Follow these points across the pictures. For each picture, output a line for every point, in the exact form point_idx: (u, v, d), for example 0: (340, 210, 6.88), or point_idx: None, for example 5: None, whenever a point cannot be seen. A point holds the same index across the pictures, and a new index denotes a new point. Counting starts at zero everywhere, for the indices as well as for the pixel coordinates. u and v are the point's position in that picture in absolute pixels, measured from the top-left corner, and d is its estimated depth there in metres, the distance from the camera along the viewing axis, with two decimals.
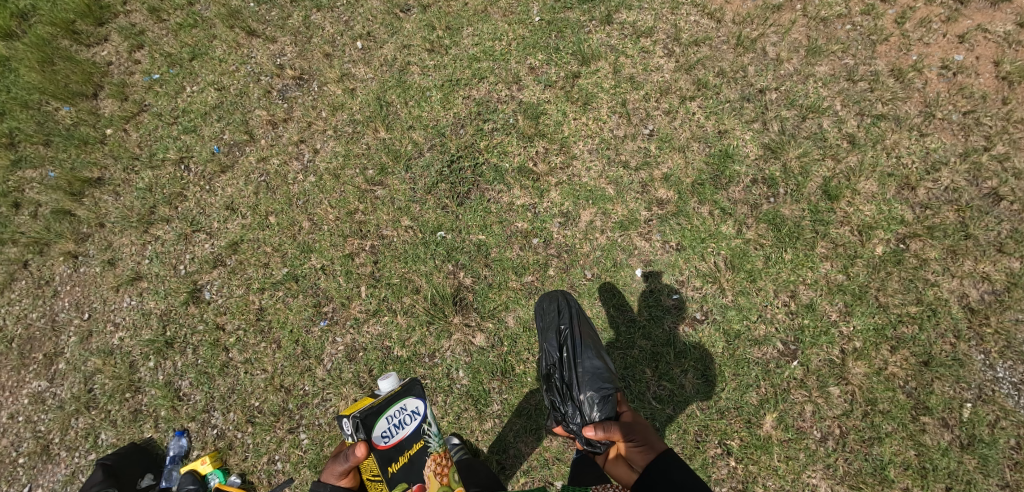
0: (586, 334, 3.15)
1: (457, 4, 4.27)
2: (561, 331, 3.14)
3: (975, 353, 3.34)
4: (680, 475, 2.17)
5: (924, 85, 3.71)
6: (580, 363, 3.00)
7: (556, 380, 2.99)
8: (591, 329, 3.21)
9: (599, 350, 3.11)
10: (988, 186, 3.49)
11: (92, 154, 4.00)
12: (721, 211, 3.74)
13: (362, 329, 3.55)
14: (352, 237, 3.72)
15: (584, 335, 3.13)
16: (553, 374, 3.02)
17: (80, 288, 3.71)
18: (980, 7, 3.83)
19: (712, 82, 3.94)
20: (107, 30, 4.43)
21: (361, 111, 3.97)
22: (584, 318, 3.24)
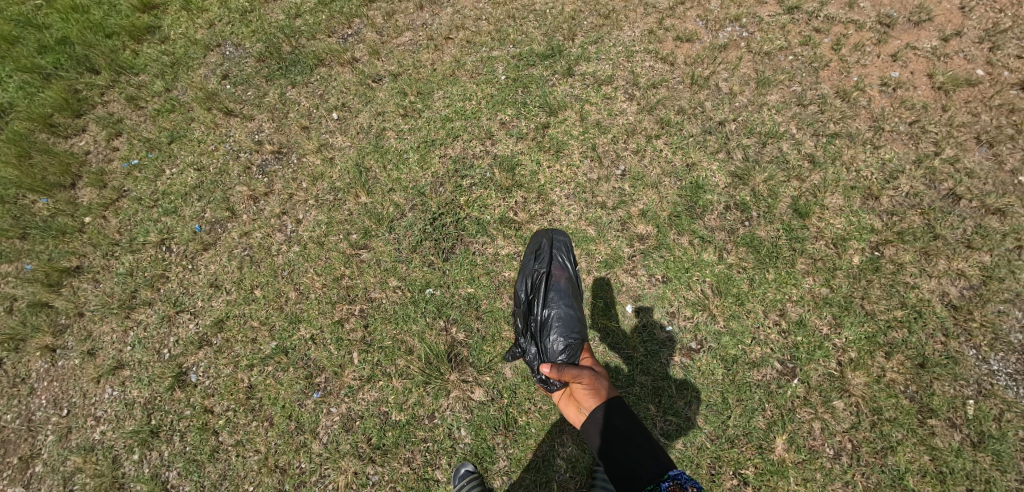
0: (563, 279, 3.49)
1: (425, 70, 4.46)
2: (539, 271, 3.51)
3: (967, 349, 3.40)
4: (626, 420, 2.56)
5: (868, 102, 3.97)
6: (551, 306, 3.38)
7: (529, 317, 3.42)
8: (569, 275, 3.53)
9: (573, 297, 3.44)
10: (946, 187, 3.66)
11: (69, 244, 3.78)
12: (700, 239, 3.85)
13: (357, 397, 3.49)
14: (341, 303, 3.71)
15: (559, 282, 3.49)
16: (527, 310, 3.44)
17: (57, 383, 3.46)
18: (906, 29, 4.17)
19: (674, 119, 4.15)
20: (85, 120, 4.22)
21: (340, 179, 4.04)
22: (564, 264, 3.56)
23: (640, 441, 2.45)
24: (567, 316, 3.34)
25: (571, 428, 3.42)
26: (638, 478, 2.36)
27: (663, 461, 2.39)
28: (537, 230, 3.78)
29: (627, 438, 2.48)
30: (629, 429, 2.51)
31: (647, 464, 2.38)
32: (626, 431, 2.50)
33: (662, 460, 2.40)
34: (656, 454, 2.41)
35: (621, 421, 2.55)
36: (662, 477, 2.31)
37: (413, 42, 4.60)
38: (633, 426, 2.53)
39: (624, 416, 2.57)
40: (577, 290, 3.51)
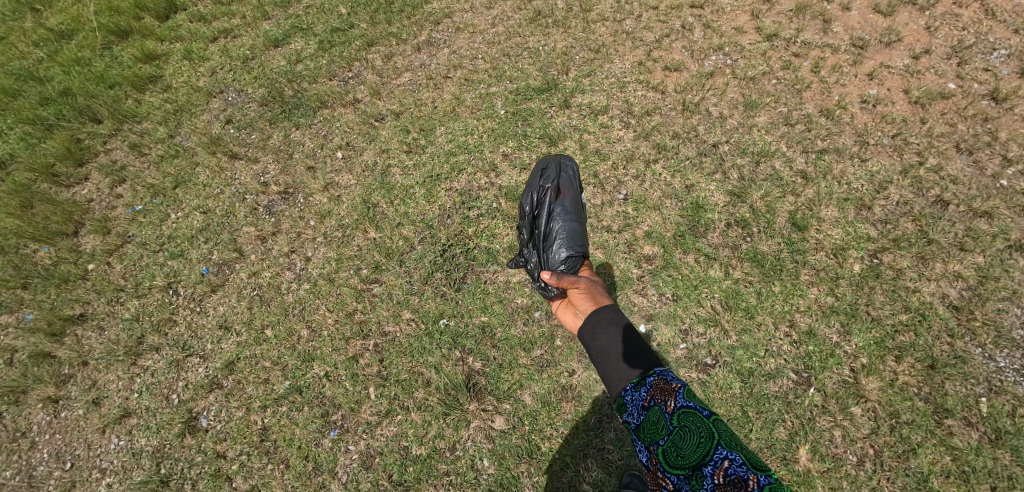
0: (568, 197, 3.60)
1: (426, 108, 4.65)
2: (545, 186, 3.61)
3: (973, 348, 3.43)
4: (614, 322, 2.61)
5: (851, 119, 4.20)
6: (555, 218, 3.49)
7: (533, 227, 3.55)
8: (573, 194, 3.64)
9: (577, 214, 3.56)
10: (933, 194, 3.84)
11: (73, 292, 3.84)
12: (705, 257, 3.89)
13: (376, 433, 3.39)
14: (354, 338, 3.65)
15: (564, 199, 3.59)
16: (531, 222, 3.56)
17: (59, 435, 3.39)
18: (878, 49, 4.50)
19: (670, 144, 4.30)
20: (88, 169, 4.43)
21: (348, 215, 4.11)
22: (569, 183, 3.65)
23: (627, 341, 2.53)
24: (570, 229, 3.46)
25: (595, 451, 3.34)
26: (622, 371, 2.48)
27: (650, 358, 2.45)
28: (547, 154, 3.90)
29: (615, 338, 2.55)
30: (616, 332, 2.57)
31: (632, 359, 2.47)
32: (614, 333, 2.57)
33: (650, 357, 2.46)
34: (642, 351, 2.48)
35: (610, 324, 2.61)
36: (647, 373, 2.41)
37: (412, 81, 4.83)
38: (623, 327, 2.59)
39: (614, 318, 2.63)
40: (581, 209, 3.62)
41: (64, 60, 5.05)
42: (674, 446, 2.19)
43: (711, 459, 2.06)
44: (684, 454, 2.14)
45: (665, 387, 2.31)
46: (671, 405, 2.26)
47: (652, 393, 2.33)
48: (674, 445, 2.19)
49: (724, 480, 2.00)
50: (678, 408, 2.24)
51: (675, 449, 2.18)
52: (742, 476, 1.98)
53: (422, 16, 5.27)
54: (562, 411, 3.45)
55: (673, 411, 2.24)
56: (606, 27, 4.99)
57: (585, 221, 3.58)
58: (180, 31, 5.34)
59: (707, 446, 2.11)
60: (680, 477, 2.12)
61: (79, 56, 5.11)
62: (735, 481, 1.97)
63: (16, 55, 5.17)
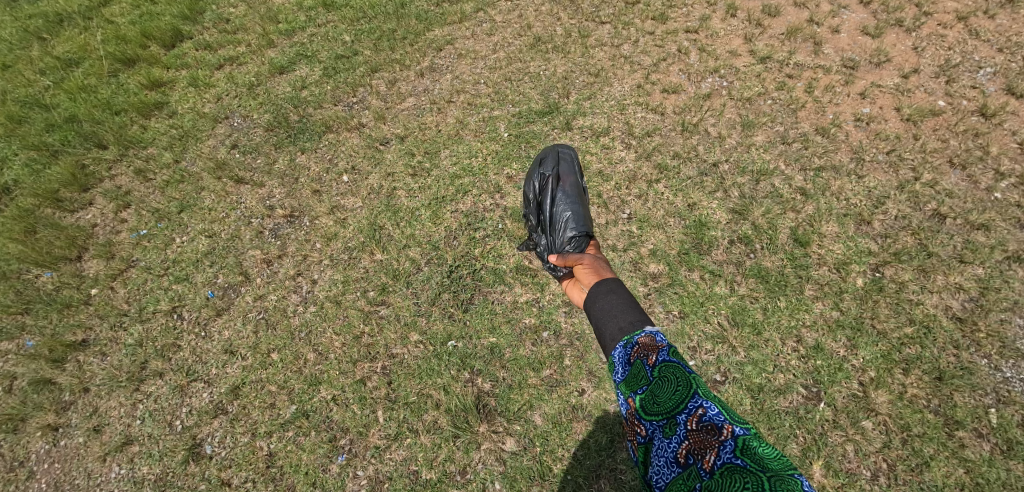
0: (569, 182, 3.74)
1: (431, 132, 4.75)
2: (545, 176, 3.79)
3: (979, 359, 3.37)
4: (611, 289, 2.65)
5: (846, 137, 4.32)
6: (557, 202, 3.61)
7: (539, 213, 3.70)
8: (575, 180, 3.77)
9: (578, 197, 3.67)
10: (930, 208, 3.91)
11: (75, 317, 3.88)
12: (710, 274, 3.85)
13: (385, 457, 3.29)
14: (362, 361, 3.60)
15: (565, 184, 3.72)
16: (537, 208, 3.72)
17: (58, 465, 3.34)
18: (868, 70, 4.67)
19: (671, 164, 4.37)
20: (92, 194, 4.56)
21: (354, 238, 4.14)
22: (568, 170, 3.80)
23: (621, 305, 2.56)
24: (572, 210, 3.55)
25: (608, 472, 3.20)
26: (613, 332, 2.49)
27: (640, 320, 2.47)
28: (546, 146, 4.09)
29: (610, 302, 2.58)
30: (614, 298, 2.60)
31: (624, 320, 2.49)
32: (610, 298, 2.60)
33: (641, 320, 2.48)
34: (635, 314, 2.51)
35: (607, 291, 2.65)
36: (635, 333, 2.40)
37: (416, 106, 4.99)
38: (619, 295, 2.61)
39: (613, 287, 2.67)
40: (583, 193, 3.73)
41: (70, 87, 5.30)
42: (651, 396, 2.15)
43: (686, 407, 2.03)
44: (661, 404, 2.11)
45: (650, 342, 2.28)
46: (653, 358, 2.23)
47: (637, 348, 2.30)
48: (652, 394, 2.16)
49: (697, 427, 1.96)
50: (660, 362, 2.21)
51: (652, 399, 2.15)
52: (717, 426, 1.94)
53: (424, 43, 5.51)
54: (573, 431, 3.32)
55: (654, 364, 2.21)
56: (604, 52, 5.18)
57: (587, 202, 3.67)
58: (186, 59, 5.62)
59: (683, 395, 2.07)
60: (654, 425, 2.09)
61: (84, 83, 5.37)
62: (708, 428, 1.93)
63: (22, 83, 5.43)
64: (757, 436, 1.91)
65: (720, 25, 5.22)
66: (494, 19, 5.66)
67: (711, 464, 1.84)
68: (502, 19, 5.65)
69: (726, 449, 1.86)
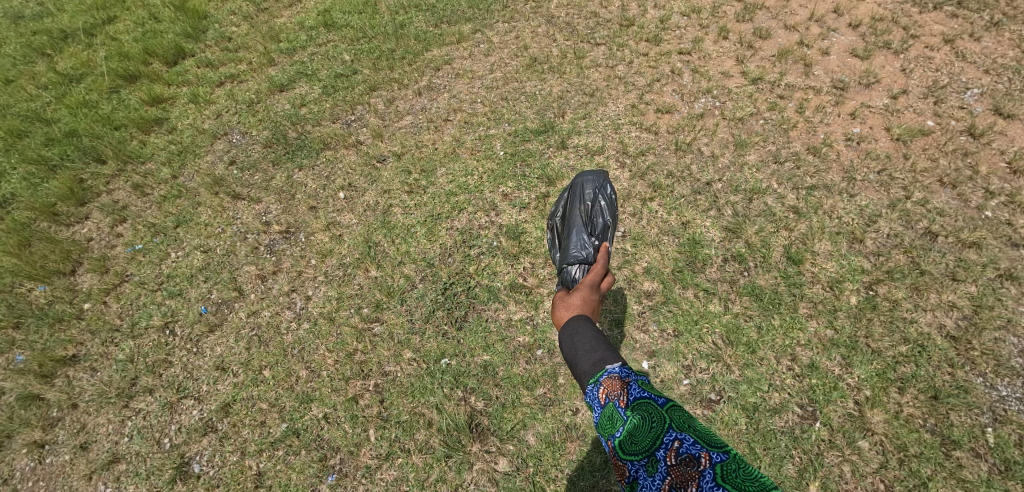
0: (577, 210, 3.23)
1: (428, 150, 4.80)
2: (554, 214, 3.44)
3: (974, 378, 3.35)
4: (575, 329, 2.25)
5: (837, 156, 4.37)
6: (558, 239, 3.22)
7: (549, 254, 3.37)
8: (586, 208, 3.22)
9: (583, 224, 3.14)
10: (922, 226, 3.93)
11: (67, 331, 3.86)
12: (704, 292, 3.85)
13: (376, 477, 3.24)
14: (355, 379, 3.57)
15: (573, 215, 3.23)
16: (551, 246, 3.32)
17: (42, 482, 3.29)
18: (858, 91, 4.75)
19: (665, 183, 4.40)
20: (89, 208, 4.59)
21: (350, 254, 4.15)
22: (572, 199, 3.32)
23: (585, 345, 2.17)
24: (572, 240, 3.03)
25: None
26: (577, 375, 2.16)
27: (605, 356, 2.13)
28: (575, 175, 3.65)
29: (571, 345, 2.21)
30: (579, 339, 2.20)
31: (588, 361, 2.14)
32: (572, 340, 2.22)
33: (606, 352, 2.16)
34: (601, 351, 2.16)
35: (573, 332, 2.25)
36: (598, 370, 2.11)
37: (414, 124, 5.04)
38: (585, 332, 2.23)
39: (581, 326, 2.26)
40: (589, 218, 3.18)
41: (71, 103, 5.36)
42: (628, 437, 1.90)
43: (662, 442, 1.83)
44: (638, 443, 1.87)
45: (617, 378, 2.04)
46: (625, 398, 1.98)
47: (604, 387, 2.03)
48: (628, 435, 1.90)
49: (676, 461, 1.77)
50: (631, 399, 1.98)
51: (628, 440, 1.90)
52: (694, 456, 1.77)
53: (422, 63, 5.60)
54: (567, 451, 3.27)
55: (627, 404, 1.96)
56: (599, 73, 5.26)
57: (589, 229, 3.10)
58: (187, 76, 5.70)
59: (659, 430, 1.87)
60: (635, 466, 1.84)
61: (86, 99, 5.44)
62: (687, 460, 1.76)
63: (24, 98, 5.50)
64: (736, 459, 1.78)
65: (712, 47, 5.32)
66: (491, 40, 5.76)
67: None
68: (499, 40, 5.76)
69: (707, 478, 1.71)
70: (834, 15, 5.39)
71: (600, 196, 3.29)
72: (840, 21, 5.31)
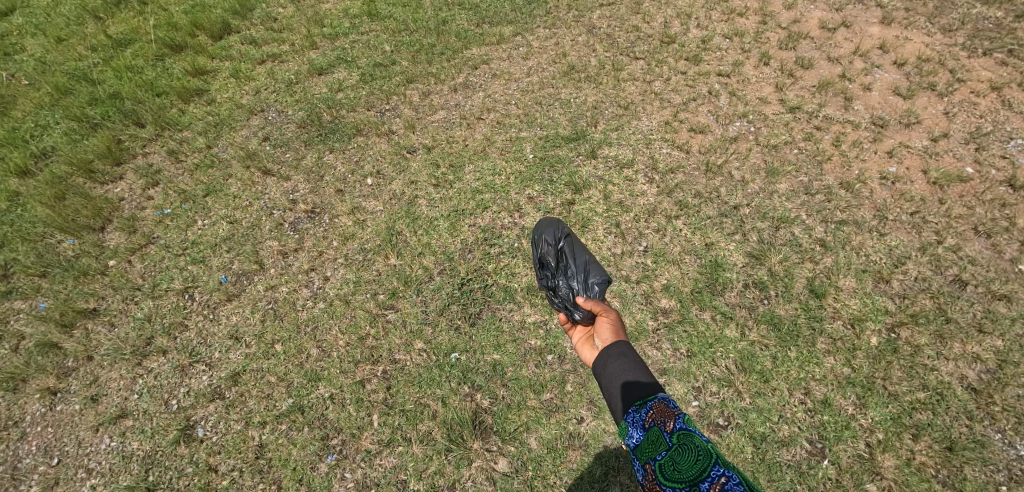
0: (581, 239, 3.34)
1: (458, 145, 4.83)
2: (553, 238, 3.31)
3: (992, 433, 3.24)
4: (622, 351, 2.27)
5: (870, 194, 4.30)
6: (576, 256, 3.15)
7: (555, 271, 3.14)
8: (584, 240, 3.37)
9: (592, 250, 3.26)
10: (952, 273, 3.84)
11: (90, 285, 3.94)
12: (721, 315, 3.79)
13: (374, 463, 3.22)
14: (364, 363, 3.58)
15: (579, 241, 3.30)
16: (561, 264, 3.16)
17: (50, 429, 3.34)
18: (898, 130, 4.68)
19: (692, 202, 4.36)
20: (124, 169, 4.69)
21: (371, 240, 4.18)
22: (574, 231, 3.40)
23: (633, 369, 2.20)
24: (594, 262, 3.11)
25: None
26: (623, 397, 2.15)
27: (654, 384, 2.15)
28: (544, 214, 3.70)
29: (619, 367, 2.22)
30: (623, 364, 2.23)
31: (637, 386, 2.14)
32: (620, 363, 2.24)
33: (653, 381, 2.16)
34: (648, 378, 2.16)
35: (617, 355, 2.27)
36: (647, 396, 2.11)
37: (447, 119, 5.09)
38: (630, 358, 2.25)
39: (624, 350, 2.29)
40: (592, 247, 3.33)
41: (118, 66, 5.51)
42: (671, 462, 1.87)
43: (707, 474, 1.74)
44: (681, 471, 1.82)
45: (667, 407, 2.03)
46: (670, 424, 1.97)
47: (652, 411, 2.03)
48: (672, 461, 1.87)
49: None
50: (677, 429, 1.95)
51: (672, 466, 1.86)
52: None
53: (461, 60, 5.65)
54: (568, 459, 3.23)
55: (672, 431, 1.95)
56: (636, 86, 5.27)
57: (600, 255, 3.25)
58: (231, 51, 5.82)
59: (705, 463, 1.78)
60: None
61: (132, 64, 5.58)
62: None
63: (73, 57, 5.66)
64: None
65: (752, 72, 5.30)
66: (531, 44, 5.80)
67: None
68: (539, 45, 5.80)
69: None
70: (879, 51, 5.34)
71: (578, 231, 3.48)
72: (885, 58, 5.26)
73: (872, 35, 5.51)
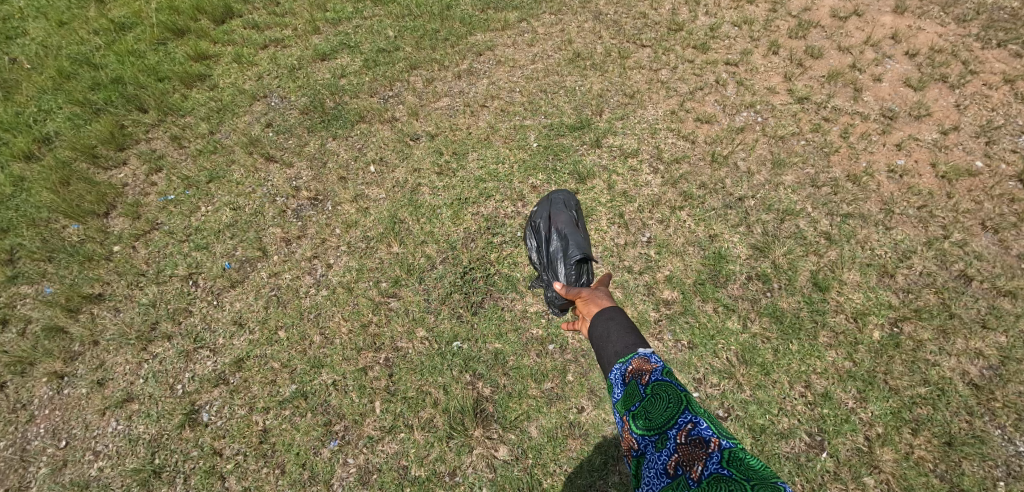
0: (565, 225, 3.88)
1: (462, 133, 4.81)
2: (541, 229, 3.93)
3: (992, 429, 3.25)
4: (609, 315, 2.36)
5: (877, 187, 4.26)
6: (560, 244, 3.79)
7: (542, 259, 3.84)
8: (568, 223, 3.91)
9: (575, 234, 3.83)
10: (957, 268, 3.81)
11: (95, 270, 3.97)
12: (724, 307, 3.79)
13: (377, 449, 3.26)
14: (366, 350, 3.60)
15: (563, 227, 3.87)
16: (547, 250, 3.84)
17: (57, 412, 3.39)
18: (907, 122, 4.62)
19: (697, 193, 4.34)
20: (128, 154, 4.70)
21: (374, 228, 4.18)
22: (560, 219, 3.93)
23: (618, 329, 2.28)
24: (575, 248, 3.73)
25: None
26: (608, 354, 2.23)
27: (636, 340, 2.22)
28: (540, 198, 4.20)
29: (606, 328, 2.31)
30: (611, 324, 2.32)
31: (620, 344, 2.22)
32: (606, 324, 2.33)
33: (635, 338, 2.23)
34: (633, 336, 2.24)
35: (606, 317, 2.37)
36: (629, 352, 2.18)
37: (450, 106, 5.05)
38: (616, 318, 2.33)
39: (610, 312, 2.38)
40: (576, 228, 3.89)
41: (120, 50, 5.47)
42: (643, 412, 1.98)
43: (675, 422, 1.88)
44: (652, 420, 1.94)
45: (645, 361, 2.09)
46: (646, 377, 2.05)
47: (630, 366, 2.11)
48: (643, 411, 1.98)
49: (686, 440, 1.82)
50: (653, 381, 2.03)
51: (644, 416, 1.97)
52: (705, 439, 1.80)
53: (465, 46, 5.59)
54: (568, 448, 3.26)
55: (647, 382, 2.03)
56: (642, 75, 5.20)
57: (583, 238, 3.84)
58: (233, 36, 5.77)
59: (675, 410, 1.91)
60: (646, 440, 1.92)
61: (134, 48, 5.55)
62: (696, 441, 1.79)
63: (76, 41, 5.63)
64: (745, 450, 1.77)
65: (761, 61, 5.22)
66: (536, 31, 5.73)
67: (699, 475, 1.71)
68: (544, 31, 5.72)
69: (712, 461, 1.73)
70: (891, 41, 5.24)
71: (565, 213, 3.98)
72: (896, 48, 5.17)
73: (884, 24, 5.41)
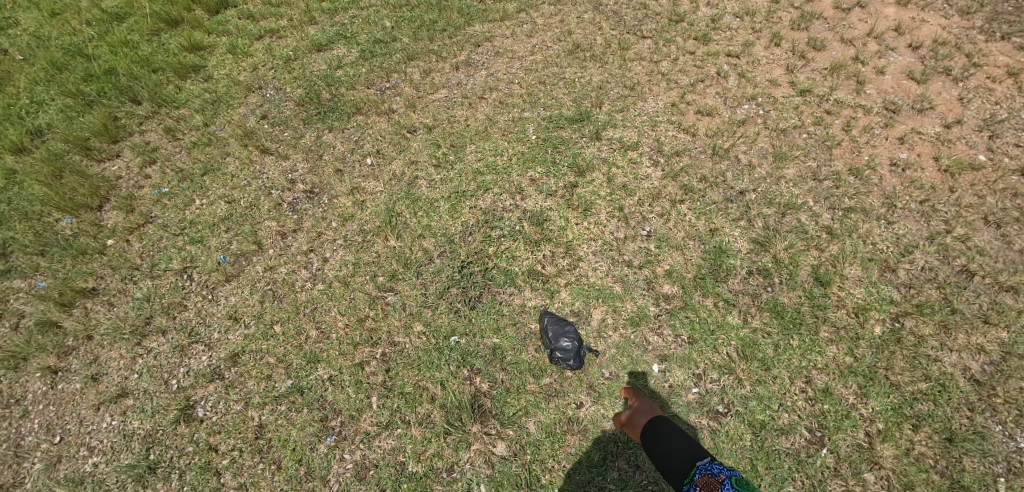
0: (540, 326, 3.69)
1: (460, 125, 4.75)
2: None
3: (993, 425, 3.22)
4: (665, 432, 2.47)
5: (880, 181, 4.21)
6: None
7: None
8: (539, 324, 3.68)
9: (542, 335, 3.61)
10: (959, 263, 3.78)
11: (88, 265, 3.93)
12: (724, 302, 3.75)
13: (374, 444, 3.23)
14: (363, 345, 3.57)
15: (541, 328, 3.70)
16: None
17: (51, 408, 3.36)
18: (910, 115, 4.57)
19: (698, 187, 4.29)
20: (121, 146, 4.64)
21: (371, 221, 4.14)
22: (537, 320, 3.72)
23: (677, 446, 2.36)
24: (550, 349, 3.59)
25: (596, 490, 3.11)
26: (678, 477, 2.26)
27: (699, 456, 2.26)
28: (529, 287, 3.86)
29: (665, 446, 2.39)
30: (669, 442, 2.40)
31: (684, 462, 2.28)
32: (664, 442, 2.42)
33: (699, 455, 2.27)
34: (694, 452, 2.29)
35: (661, 435, 2.46)
36: (695, 471, 2.20)
37: (448, 98, 4.99)
38: (674, 435, 2.43)
39: (664, 428, 2.49)
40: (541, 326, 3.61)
41: (113, 41, 5.39)
42: None
43: None
44: None
45: (711, 478, 2.09)
46: None
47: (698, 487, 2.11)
48: None
49: None
50: None
51: None
52: None
53: (463, 37, 5.51)
54: (566, 444, 3.24)
55: None
56: (642, 67, 5.14)
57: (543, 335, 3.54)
58: (228, 27, 5.70)
59: None
60: None
61: (127, 38, 5.47)
62: None
63: (68, 31, 5.55)
64: None
65: (762, 53, 5.16)
66: (536, 21, 5.65)
67: None
68: (544, 22, 5.65)
69: None
70: (894, 33, 5.17)
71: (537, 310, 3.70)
72: (900, 40, 5.11)
73: (887, 15, 5.34)
